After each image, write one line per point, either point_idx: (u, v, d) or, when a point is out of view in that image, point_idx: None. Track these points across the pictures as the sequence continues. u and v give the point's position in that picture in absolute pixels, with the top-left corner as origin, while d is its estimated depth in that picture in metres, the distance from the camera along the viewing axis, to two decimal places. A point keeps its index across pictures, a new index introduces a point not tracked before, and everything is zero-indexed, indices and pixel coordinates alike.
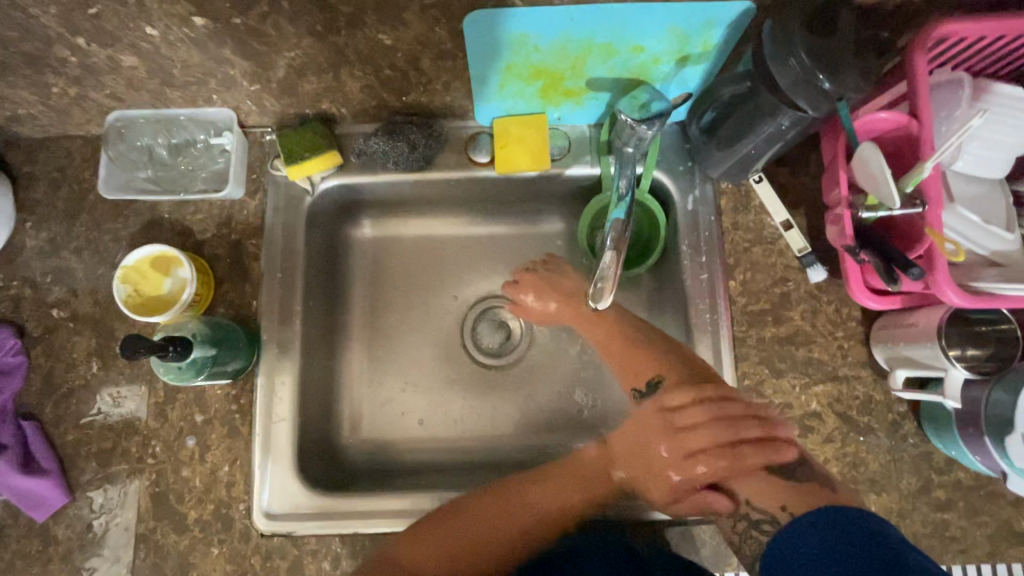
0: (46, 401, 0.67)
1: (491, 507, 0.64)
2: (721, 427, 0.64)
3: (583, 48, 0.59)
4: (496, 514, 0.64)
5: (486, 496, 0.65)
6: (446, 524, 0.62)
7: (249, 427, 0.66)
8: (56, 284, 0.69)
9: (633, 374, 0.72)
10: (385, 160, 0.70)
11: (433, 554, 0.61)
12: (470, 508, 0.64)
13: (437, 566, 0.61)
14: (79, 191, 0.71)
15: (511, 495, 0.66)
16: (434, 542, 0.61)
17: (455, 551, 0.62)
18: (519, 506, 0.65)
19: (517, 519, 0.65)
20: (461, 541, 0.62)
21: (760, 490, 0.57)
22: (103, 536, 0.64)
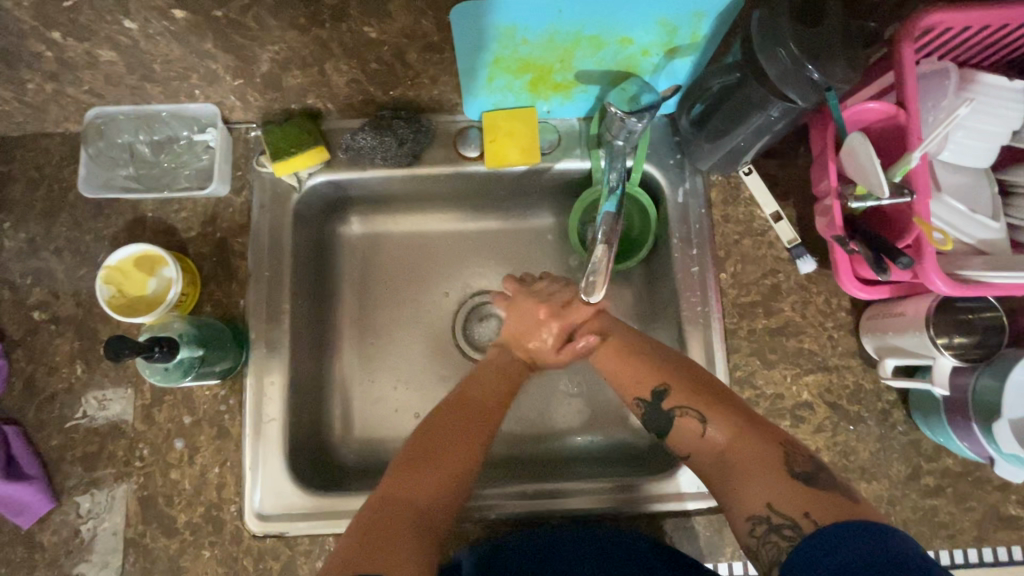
0: (29, 405, 0.65)
1: (457, 421, 0.56)
2: (737, 437, 0.52)
3: (571, 41, 0.59)
4: (459, 422, 0.56)
5: (438, 412, 0.58)
6: (424, 451, 0.54)
7: (238, 428, 0.65)
8: (37, 285, 0.68)
9: (631, 384, 0.59)
10: (373, 155, 0.69)
11: (417, 476, 0.52)
12: (434, 423, 0.56)
13: (426, 487, 0.51)
14: (59, 191, 0.69)
15: (470, 399, 0.59)
16: (414, 464, 0.53)
17: (451, 467, 0.53)
18: (474, 406, 0.58)
19: (483, 420, 0.57)
20: (453, 458, 0.54)
21: (782, 498, 0.47)
22: (90, 541, 0.63)
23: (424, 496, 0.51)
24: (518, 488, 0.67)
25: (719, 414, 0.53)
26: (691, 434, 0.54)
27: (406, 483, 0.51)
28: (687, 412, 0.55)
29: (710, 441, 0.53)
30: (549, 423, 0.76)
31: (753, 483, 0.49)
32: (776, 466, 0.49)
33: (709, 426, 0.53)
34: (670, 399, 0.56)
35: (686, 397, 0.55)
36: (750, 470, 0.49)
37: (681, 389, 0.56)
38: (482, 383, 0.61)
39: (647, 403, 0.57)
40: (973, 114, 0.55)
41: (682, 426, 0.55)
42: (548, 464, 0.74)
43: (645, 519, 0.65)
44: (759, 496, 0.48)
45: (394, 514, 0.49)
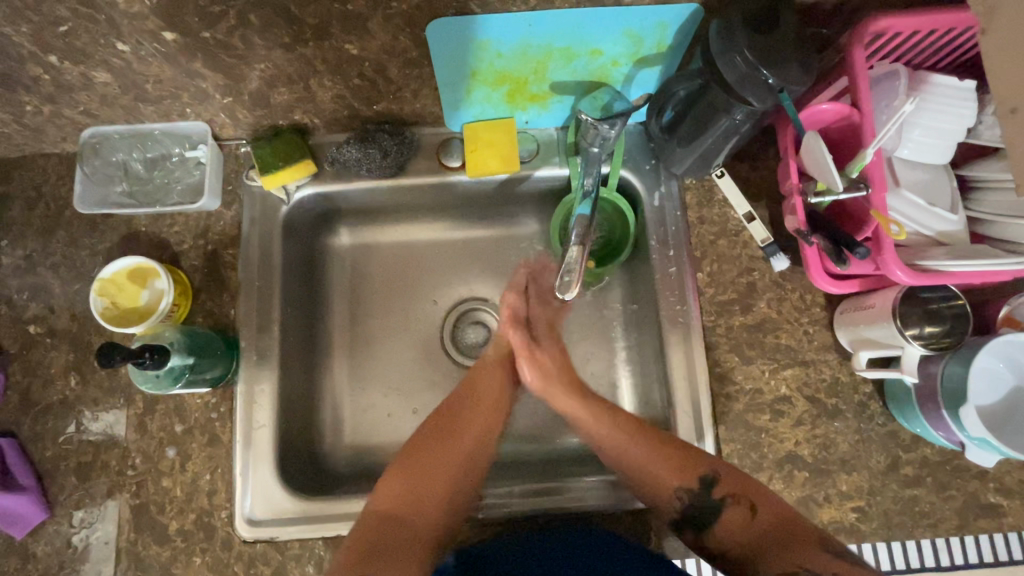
0: (24, 418, 0.67)
1: (428, 448, 0.64)
2: (777, 525, 0.56)
3: (543, 53, 0.62)
4: (441, 441, 0.65)
5: (430, 423, 0.67)
6: (414, 466, 0.63)
7: (229, 435, 0.66)
8: (33, 300, 0.70)
9: (672, 471, 0.61)
10: (359, 167, 0.71)
11: (392, 506, 0.60)
12: (423, 442, 0.65)
13: (399, 518, 0.59)
14: (55, 208, 0.71)
15: (460, 411, 0.67)
16: (390, 492, 0.61)
17: (432, 487, 0.62)
18: (463, 417, 0.67)
19: (461, 435, 0.66)
20: (422, 490, 0.61)
21: (817, 561, 0.52)
22: (83, 550, 0.64)
23: (412, 511, 0.60)
24: (513, 488, 0.68)
25: (765, 502, 0.58)
26: (740, 523, 0.58)
27: (396, 502, 0.60)
28: (736, 500, 0.58)
29: (754, 531, 0.57)
30: (545, 427, 0.78)
31: (788, 555, 0.54)
32: (813, 543, 0.54)
33: (758, 512, 0.57)
34: (721, 486, 0.59)
35: (736, 485, 0.59)
36: (793, 551, 0.54)
37: (729, 480, 0.59)
38: (462, 407, 0.68)
39: (693, 492, 0.60)
40: (926, 111, 0.57)
41: (730, 517, 0.58)
42: (542, 465, 0.75)
43: (633, 517, 0.66)
44: (798, 559, 0.53)
45: (391, 533, 0.58)
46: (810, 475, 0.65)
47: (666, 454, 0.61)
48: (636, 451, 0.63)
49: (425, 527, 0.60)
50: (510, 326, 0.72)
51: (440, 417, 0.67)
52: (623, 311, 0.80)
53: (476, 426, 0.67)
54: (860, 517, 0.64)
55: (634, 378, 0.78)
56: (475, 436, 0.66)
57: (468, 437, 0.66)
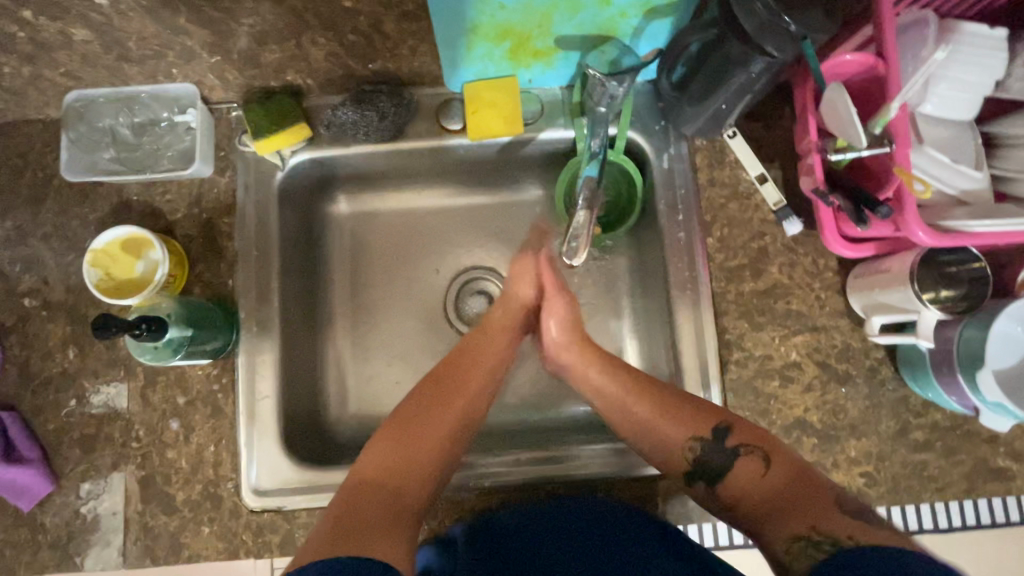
0: (25, 391, 0.66)
1: (429, 403, 0.63)
2: (790, 483, 0.54)
3: (548, 4, 0.58)
4: (437, 406, 0.63)
5: (423, 389, 0.65)
6: (403, 429, 0.60)
7: (232, 406, 0.66)
8: (26, 273, 0.68)
9: (693, 422, 0.60)
10: (356, 131, 0.69)
11: (388, 457, 0.58)
12: (416, 402, 0.63)
13: (394, 468, 0.57)
14: (43, 177, 0.69)
15: (452, 375, 0.66)
16: (386, 444, 0.59)
17: (425, 447, 0.59)
18: (460, 378, 0.66)
19: (455, 403, 0.64)
20: (420, 443, 0.59)
21: (826, 520, 0.48)
22: (92, 521, 0.64)
23: (400, 477, 0.56)
24: (518, 455, 0.68)
25: (782, 459, 0.56)
26: (751, 473, 0.56)
27: (383, 464, 0.57)
28: (750, 451, 0.57)
29: (766, 484, 0.55)
30: (546, 397, 0.77)
31: (796, 517, 0.50)
32: (825, 508, 0.50)
33: (772, 468, 0.56)
34: (733, 437, 0.58)
35: (749, 438, 0.58)
36: (803, 509, 0.51)
37: (747, 429, 0.59)
38: (459, 370, 0.67)
39: (706, 442, 0.59)
40: (954, 62, 0.54)
41: (744, 468, 0.57)
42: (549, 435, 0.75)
43: (639, 483, 0.65)
44: (804, 521, 0.49)
45: (377, 497, 0.54)
46: (819, 441, 0.65)
47: (674, 409, 0.62)
48: (644, 410, 0.63)
49: (412, 491, 0.56)
50: (525, 283, 0.73)
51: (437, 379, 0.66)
52: (630, 279, 0.79)
53: (479, 378, 0.67)
54: (868, 482, 0.64)
55: (640, 348, 0.77)
56: (469, 402, 0.65)
57: (460, 404, 0.64)
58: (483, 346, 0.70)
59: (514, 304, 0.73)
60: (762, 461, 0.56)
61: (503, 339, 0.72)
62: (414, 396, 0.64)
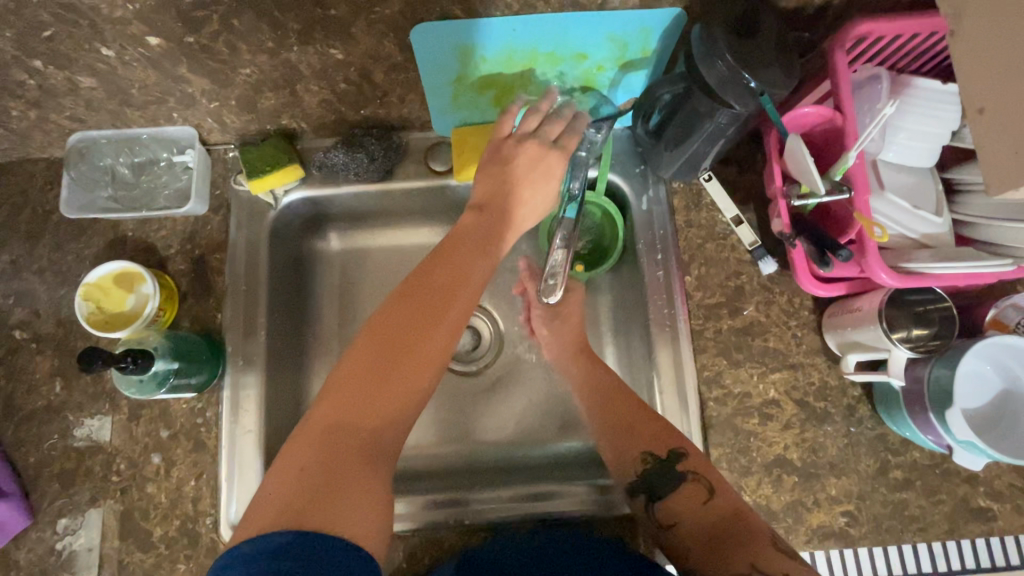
0: (9, 423, 0.66)
1: (405, 331, 0.52)
2: (730, 517, 0.55)
3: (528, 58, 0.62)
4: (408, 334, 0.52)
5: (393, 304, 0.54)
6: (377, 362, 0.51)
7: (215, 440, 0.66)
8: (19, 305, 0.69)
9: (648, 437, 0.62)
10: (346, 172, 0.72)
11: (356, 399, 0.49)
12: (382, 322, 0.53)
13: (371, 406, 0.49)
14: (42, 214, 0.71)
15: (431, 295, 0.54)
16: (354, 381, 0.50)
17: (399, 383, 0.51)
18: (435, 303, 0.54)
19: (436, 323, 0.53)
20: (401, 382, 0.51)
21: (766, 559, 0.50)
22: (66, 557, 0.63)
23: (373, 420, 0.49)
24: (502, 492, 0.68)
25: (725, 486, 0.57)
26: (693, 499, 0.57)
27: (350, 405, 0.49)
28: (695, 477, 0.58)
29: (706, 512, 0.56)
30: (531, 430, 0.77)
31: (737, 555, 0.51)
32: (763, 545, 0.52)
33: (715, 497, 0.57)
34: (686, 462, 0.60)
35: (698, 466, 0.59)
36: (743, 542, 0.52)
37: (697, 458, 0.60)
38: (433, 288, 0.55)
39: (658, 459, 0.61)
40: (910, 116, 0.57)
41: (686, 491, 0.58)
42: (537, 471, 0.74)
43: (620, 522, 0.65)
44: (744, 561, 0.50)
45: (352, 444, 0.48)
46: (799, 479, 0.65)
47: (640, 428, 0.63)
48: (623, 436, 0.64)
49: (393, 436, 0.50)
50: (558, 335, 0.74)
51: (411, 290, 0.55)
52: (613, 315, 0.80)
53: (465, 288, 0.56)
54: (850, 521, 0.64)
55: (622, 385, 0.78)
56: (441, 339, 0.53)
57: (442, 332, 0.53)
58: (467, 252, 0.58)
59: (492, 215, 0.61)
60: (707, 488, 0.58)
61: (463, 270, 0.56)
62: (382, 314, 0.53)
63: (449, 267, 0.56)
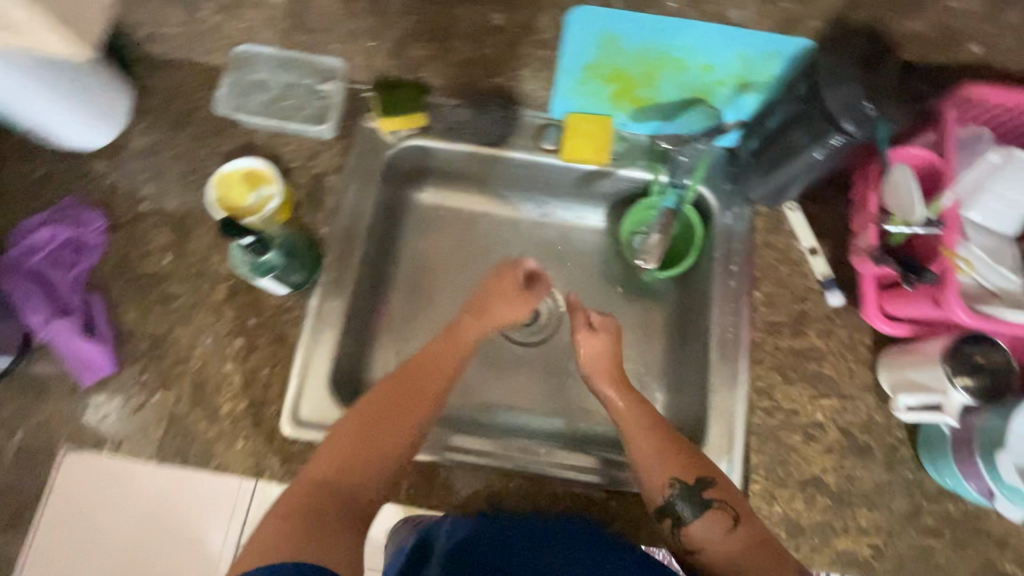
0: (116, 281, 0.72)
1: (395, 405, 0.60)
2: (749, 549, 0.56)
3: (660, 58, 0.69)
4: (398, 418, 0.60)
5: (383, 389, 0.62)
6: (374, 416, 0.59)
7: (295, 338, 0.71)
8: (150, 181, 0.77)
9: (674, 466, 0.60)
10: (465, 129, 0.79)
11: (343, 454, 0.56)
12: (375, 399, 0.61)
13: (350, 466, 0.56)
14: (189, 107, 0.79)
15: (421, 381, 0.63)
16: (339, 449, 0.57)
17: (387, 436, 0.58)
18: (419, 393, 0.62)
19: (416, 410, 0.61)
20: (386, 439, 0.58)
21: None
22: (138, 411, 0.68)
23: (353, 480, 0.56)
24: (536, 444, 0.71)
25: (750, 522, 0.58)
26: (716, 529, 0.58)
27: (341, 461, 0.56)
28: (723, 507, 0.58)
29: (728, 544, 0.57)
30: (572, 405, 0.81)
31: None
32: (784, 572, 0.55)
33: (739, 526, 0.57)
34: (711, 492, 0.59)
35: (725, 496, 0.59)
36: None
37: (723, 484, 0.60)
38: (422, 377, 0.63)
39: (684, 488, 0.59)
40: (1006, 181, 0.61)
41: (709, 521, 0.58)
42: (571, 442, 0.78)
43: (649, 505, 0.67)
44: None
45: (332, 499, 0.54)
46: (831, 502, 0.67)
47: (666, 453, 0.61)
48: (643, 452, 0.62)
49: (367, 491, 0.56)
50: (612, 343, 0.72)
51: (396, 398, 0.61)
52: (672, 318, 0.84)
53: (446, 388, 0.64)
54: (874, 554, 0.65)
55: (668, 385, 0.81)
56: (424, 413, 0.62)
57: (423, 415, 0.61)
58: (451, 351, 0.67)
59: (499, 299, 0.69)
60: (731, 518, 0.58)
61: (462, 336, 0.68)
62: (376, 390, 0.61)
63: (438, 363, 0.65)
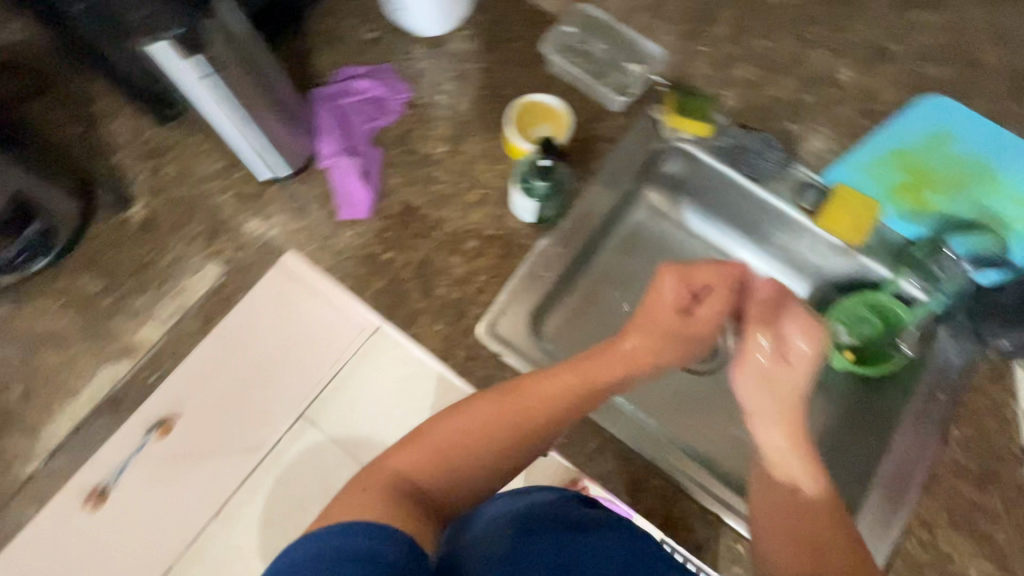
0: (396, 148, 0.81)
1: (496, 416, 0.55)
2: None
3: (979, 172, 0.81)
4: (490, 436, 0.54)
5: (486, 400, 0.56)
6: (470, 428, 0.54)
7: (518, 263, 0.77)
8: (454, 79, 0.85)
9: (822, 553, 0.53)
10: (734, 156, 0.81)
11: (426, 456, 0.51)
12: (475, 405, 0.55)
13: (431, 468, 0.51)
14: (511, 35, 0.87)
15: (526, 398, 0.56)
16: (427, 445, 0.52)
17: (478, 447, 0.53)
18: (521, 410, 0.55)
19: (516, 425, 0.55)
20: (475, 449, 0.53)
21: None
22: (370, 258, 0.76)
23: (428, 483, 0.50)
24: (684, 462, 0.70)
25: None
26: None
27: (424, 459, 0.51)
28: None
29: None
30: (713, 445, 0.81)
31: None
32: None
33: None
34: None
35: None
36: None
37: None
38: (526, 395, 0.56)
39: None
40: None
41: None
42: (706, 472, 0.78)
43: None
44: None
45: (407, 492, 0.48)
46: None
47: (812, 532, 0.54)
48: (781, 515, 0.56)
49: (441, 499, 0.50)
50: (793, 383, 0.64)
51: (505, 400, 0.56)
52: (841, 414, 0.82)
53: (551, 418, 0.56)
54: None
55: None
56: (526, 433, 0.55)
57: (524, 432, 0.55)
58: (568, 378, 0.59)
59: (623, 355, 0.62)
60: None
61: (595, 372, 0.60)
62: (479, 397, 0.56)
63: (548, 388, 0.58)
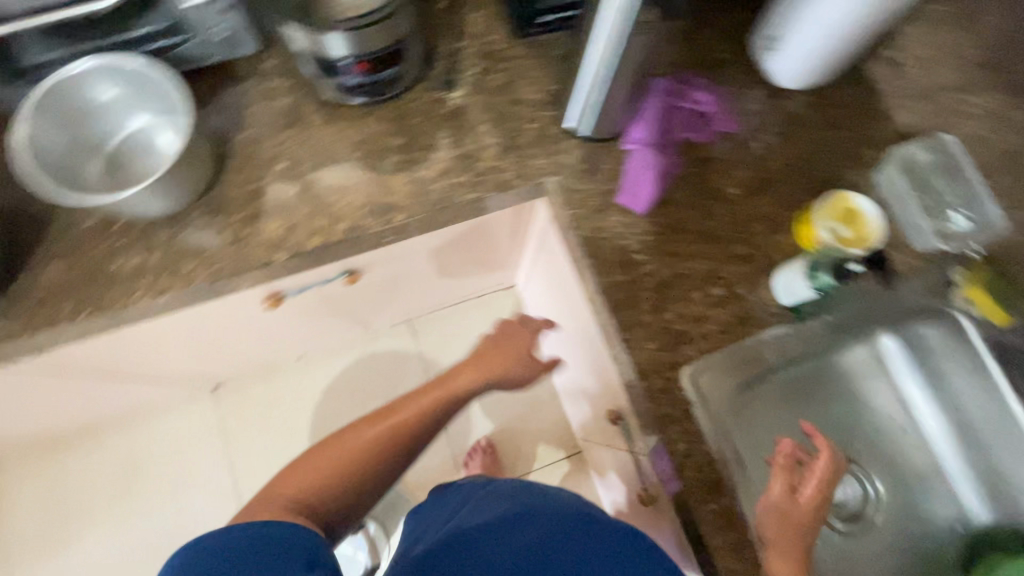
0: (694, 168, 0.82)
1: (384, 419, 0.65)
2: None
3: None
4: (371, 428, 0.64)
5: (347, 428, 0.64)
6: (354, 437, 0.63)
7: (748, 332, 0.76)
8: (779, 135, 0.83)
9: None
10: (1006, 361, 0.80)
11: (325, 466, 0.62)
12: (353, 427, 0.64)
13: (324, 474, 0.61)
14: (853, 125, 0.84)
15: (393, 415, 0.65)
16: (321, 460, 0.62)
17: (373, 443, 0.63)
18: (395, 410, 0.66)
19: (403, 418, 0.65)
20: (360, 447, 0.63)
21: None
22: (623, 250, 0.77)
23: (331, 474, 0.61)
24: None
25: None
26: None
27: (320, 471, 0.61)
28: None
29: None
30: None
31: None
32: None
33: None
34: None
35: None
36: None
37: None
38: (412, 403, 0.66)
39: None
40: None
41: None
42: None
43: None
44: None
45: (324, 489, 0.61)
46: None
47: None
48: None
49: (382, 467, 0.64)
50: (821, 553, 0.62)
51: (382, 415, 0.65)
52: None
53: (426, 419, 0.66)
54: None
55: None
56: (396, 435, 0.64)
57: (410, 415, 0.65)
58: (427, 395, 0.67)
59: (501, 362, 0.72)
60: None
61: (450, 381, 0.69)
62: (353, 424, 0.65)
63: (427, 397, 0.67)
